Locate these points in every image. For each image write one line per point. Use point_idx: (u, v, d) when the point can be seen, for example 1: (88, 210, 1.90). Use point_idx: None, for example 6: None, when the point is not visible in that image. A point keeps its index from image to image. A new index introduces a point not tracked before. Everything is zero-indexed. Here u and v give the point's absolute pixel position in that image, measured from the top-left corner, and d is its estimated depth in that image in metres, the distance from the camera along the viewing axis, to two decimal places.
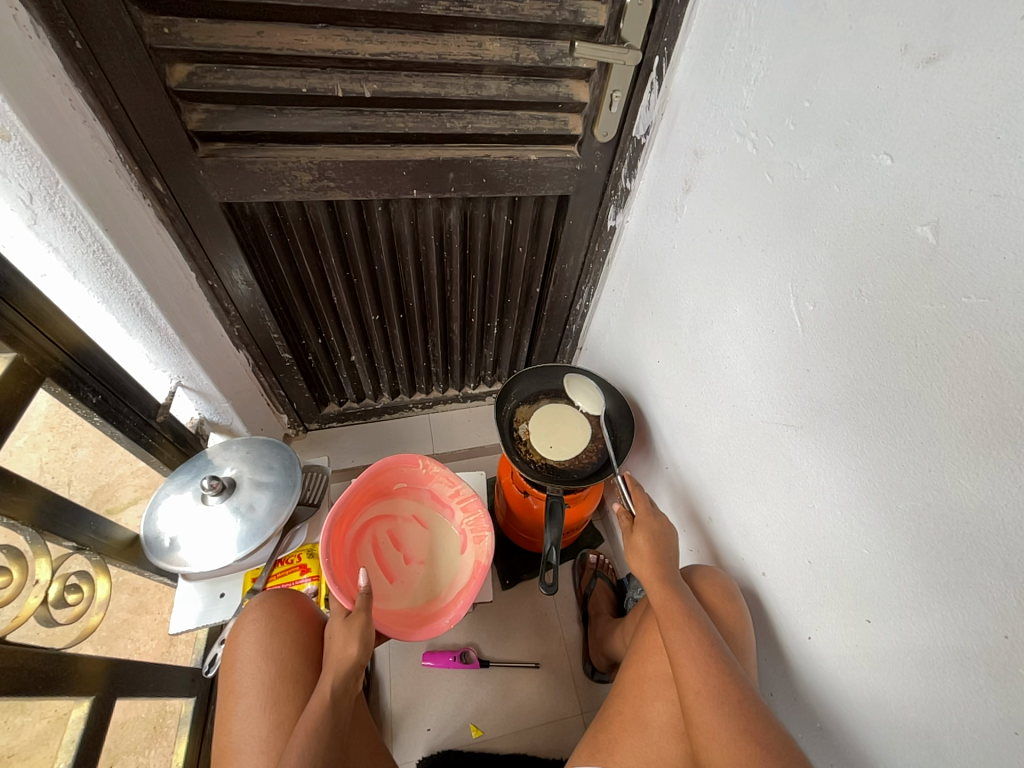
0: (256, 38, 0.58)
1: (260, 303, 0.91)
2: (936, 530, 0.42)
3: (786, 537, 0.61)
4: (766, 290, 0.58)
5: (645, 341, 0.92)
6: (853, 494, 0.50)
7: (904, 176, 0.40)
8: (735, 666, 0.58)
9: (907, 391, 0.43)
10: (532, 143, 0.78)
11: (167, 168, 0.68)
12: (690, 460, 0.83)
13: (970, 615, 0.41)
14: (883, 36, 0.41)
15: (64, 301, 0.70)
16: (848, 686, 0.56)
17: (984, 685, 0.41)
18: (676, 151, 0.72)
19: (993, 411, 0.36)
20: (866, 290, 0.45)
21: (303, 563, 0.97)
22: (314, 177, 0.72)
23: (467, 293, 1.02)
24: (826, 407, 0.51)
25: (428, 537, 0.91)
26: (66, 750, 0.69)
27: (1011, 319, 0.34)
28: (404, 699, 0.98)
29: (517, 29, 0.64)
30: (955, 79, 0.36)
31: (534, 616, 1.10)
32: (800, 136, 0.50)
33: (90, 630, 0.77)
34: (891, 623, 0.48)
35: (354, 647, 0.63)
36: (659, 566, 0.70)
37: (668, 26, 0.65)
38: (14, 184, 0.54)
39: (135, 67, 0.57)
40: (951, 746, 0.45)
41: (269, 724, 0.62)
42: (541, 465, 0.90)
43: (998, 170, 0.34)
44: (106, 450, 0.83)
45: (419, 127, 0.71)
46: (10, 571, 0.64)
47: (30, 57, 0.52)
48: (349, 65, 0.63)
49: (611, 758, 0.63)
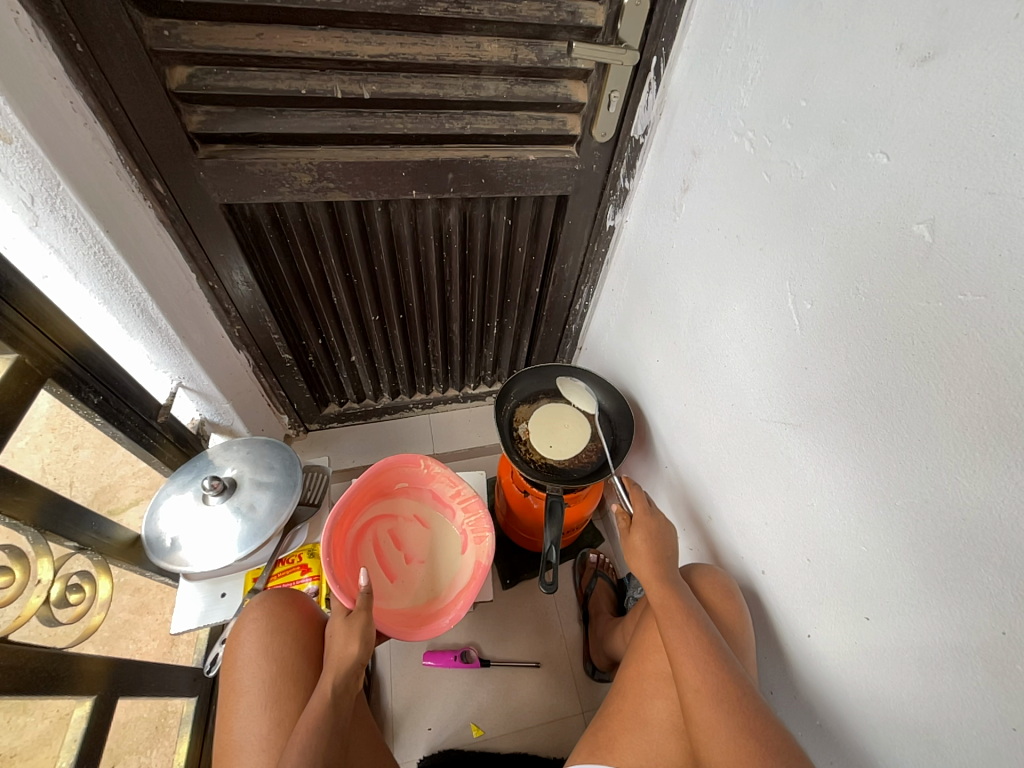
0: (256, 41, 0.58)
1: (260, 303, 0.91)
2: (934, 528, 0.42)
3: (785, 535, 0.62)
4: (763, 288, 0.58)
5: (645, 341, 0.92)
6: (851, 492, 0.50)
7: (900, 174, 0.41)
8: (734, 664, 0.58)
9: (904, 389, 0.43)
10: (531, 143, 0.78)
11: (167, 170, 0.68)
12: (689, 458, 0.83)
13: (967, 611, 0.41)
14: (878, 36, 0.41)
15: (66, 302, 0.71)
16: (847, 684, 0.56)
17: (982, 681, 0.41)
18: (675, 151, 0.73)
19: (990, 408, 0.37)
20: (864, 288, 0.45)
21: (304, 563, 0.97)
22: (313, 178, 0.72)
23: (467, 293, 1.02)
24: (824, 405, 0.52)
25: (428, 537, 0.91)
26: (67, 750, 0.70)
27: (1007, 316, 0.35)
28: (404, 699, 0.99)
29: (515, 30, 0.64)
30: (950, 78, 0.36)
31: (535, 616, 1.10)
32: (797, 135, 0.50)
33: (92, 630, 0.77)
34: (889, 620, 0.49)
35: (354, 646, 0.63)
36: (658, 565, 0.70)
37: (666, 26, 0.65)
38: (15, 186, 0.55)
39: (135, 69, 0.58)
40: (949, 743, 0.45)
41: (270, 722, 0.62)
42: (540, 464, 0.90)
43: (993, 168, 0.34)
44: (108, 451, 0.83)
45: (418, 128, 0.71)
46: (12, 572, 0.64)
47: (30, 59, 0.52)
48: (348, 66, 0.63)
49: (611, 756, 0.63)
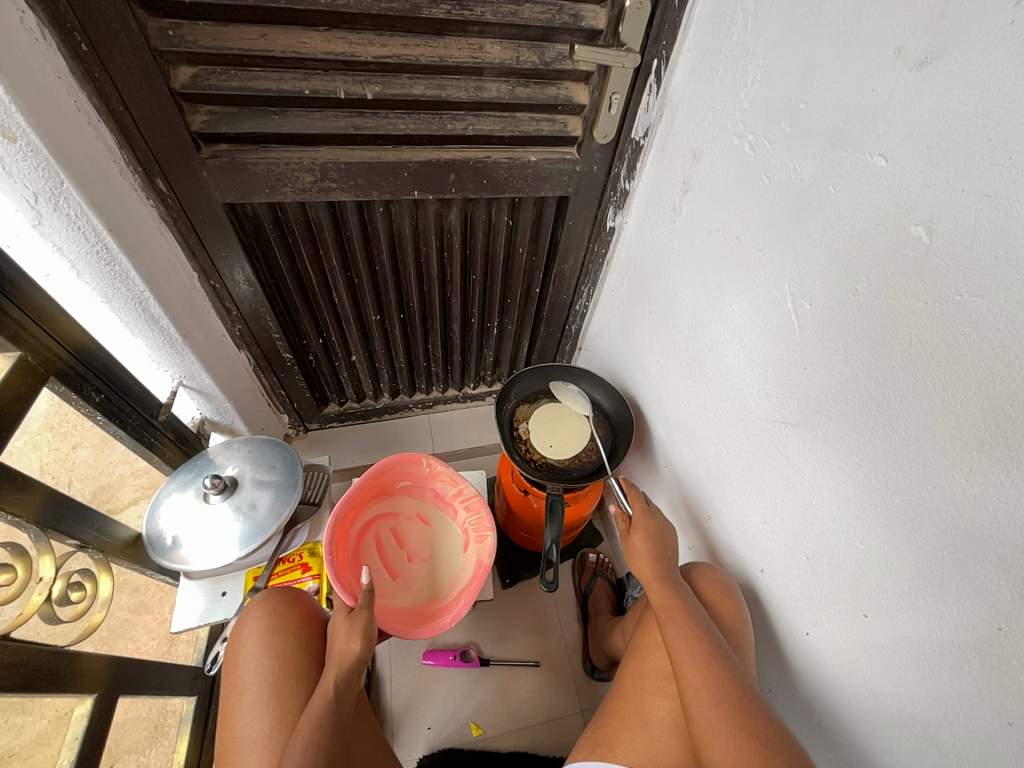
0: (260, 41, 0.59)
1: (261, 303, 0.92)
2: (932, 526, 0.43)
3: (784, 534, 0.62)
4: (763, 289, 0.59)
5: (644, 342, 0.93)
6: (849, 491, 0.51)
7: (897, 177, 0.41)
8: (732, 660, 0.59)
9: (903, 387, 0.43)
10: (533, 144, 0.79)
11: (170, 171, 0.68)
12: (689, 459, 0.83)
13: (965, 606, 0.41)
14: (876, 40, 0.41)
15: (69, 300, 0.72)
16: (846, 681, 0.57)
17: (978, 675, 0.41)
18: (674, 153, 0.73)
19: (985, 406, 0.37)
20: (862, 289, 0.46)
21: (304, 562, 0.96)
22: (316, 178, 0.73)
23: (467, 293, 1.02)
24: (823, 405, 0.52)
25: (429, 535, 0.91)
26: (68, 748, 0.70)
27: (1002, 317, 0.35)
28: (404, 698, 0.99)
29: (517, 32, 0.65)
30: (948, 82, 0.37)
31: (534, 615, 1.10)
32: (797, 137, 0.51)
33: (92, 628, 0.78)
34: (886, 617, 0.49)
35: (356, 643, 0.64)
36: (656, 564, 0.71)
37: (667, 29, 0.66)
38: (19, 184, 0.55)
39: (139, 69, 0.58)
40: (946, 739, 0.46)
41: (272, 719, 0.62)
42: (541, 463, 0.91)
43: (990, 170, 0.35)
44: (106, 450, 0.83)
45: (420, 129, 0.71)
46: (14, 569, 0.65)
47: (37, 59, 0.52)
48: (351, 67, 0.64)
49: (611, 752, 0.64)
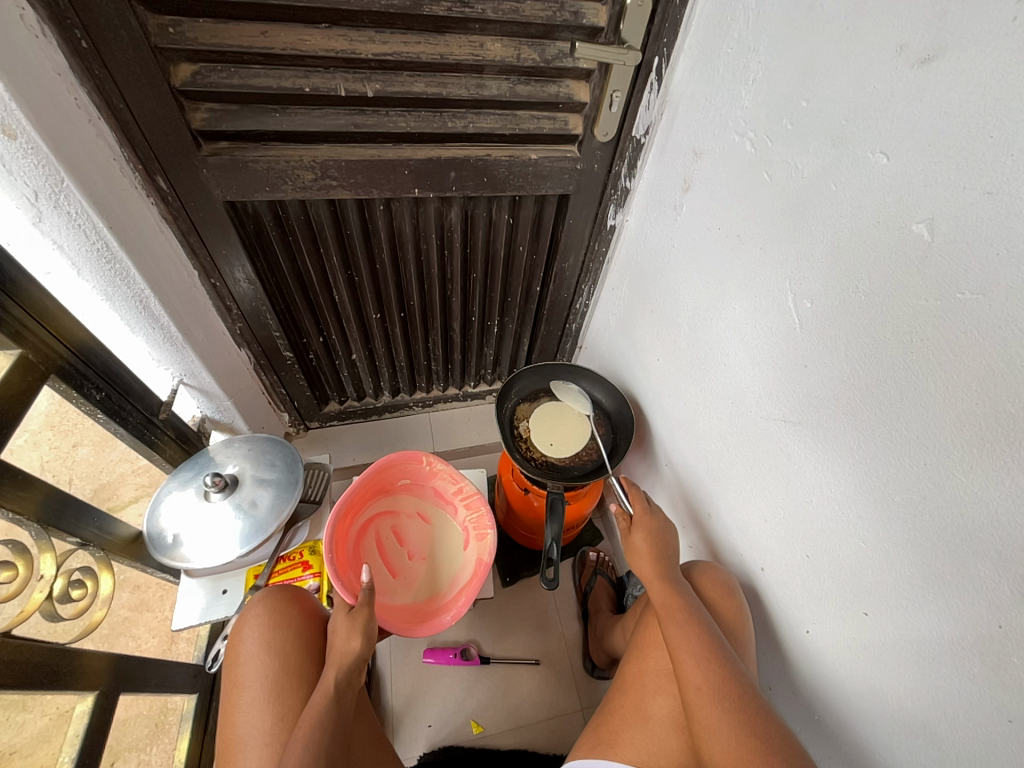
0: (260, 38, 0.59)
1: (262, 301, 0.91)
2: (933, 523, 0.43)
3: (784, 532, 0.62)
4: (764, 288, 0.59)
5: (645, 340, 0.93)
6: (849, 488, 0.51)
7: (899, 174, 0.41)
8: (732, 658, 0.59)
9: (904, 385, 0.43)
10: (533, 142, 0.79)
11: (170, 169, 0.68)
12: (690, 457, 0.83)
13: (966, 604, 0.41)
14: (877, 37, 0.41)
15: (69, 299, 0.72)
16: (846, 679, 0.57)
17: (979, 673, 0.41)
18: (675, 151, 0.73)
19: (986, 405, 0.37)
20: (863, 287, 0.46)
21: (305, 559, 0.96)
22: (316, 176, 0.73)
23: (468, 292, 1.02)
24: (824, 403, 0.52)
25: (429, 534, 0.91)
26: (70, 745, 0.70)
27: (1004, 315, 0.35)
28: (405, 695, 0.99)
29: (518, 29, 0.65)
30: (950, 79, 0.37)
31: (535, 613, 1.10)
32: (798, 135, 0.51)
33: (93, 625, 0.78)
34: (886, 615, 0.49)
35: (357, 642, 0.64)
36: (657, 563, 0.71)
37: (668, 27, 0.65)
38: (19, 182, 0.55)
39: (139, 66, 0.58)
40: (946, 736, 0.46)
41: (273, 717, 0.63)
42: (541, 461, 0.91)
43: (992, 168, 0.35)
44: (107, 448, 0.83)
45: (421, 127, 0.71)
46: (15, 566, 0.65)
47: (36, 57, 0.52)
48: (351, 64, 0.64)
49: (611, 750, 0.64)
